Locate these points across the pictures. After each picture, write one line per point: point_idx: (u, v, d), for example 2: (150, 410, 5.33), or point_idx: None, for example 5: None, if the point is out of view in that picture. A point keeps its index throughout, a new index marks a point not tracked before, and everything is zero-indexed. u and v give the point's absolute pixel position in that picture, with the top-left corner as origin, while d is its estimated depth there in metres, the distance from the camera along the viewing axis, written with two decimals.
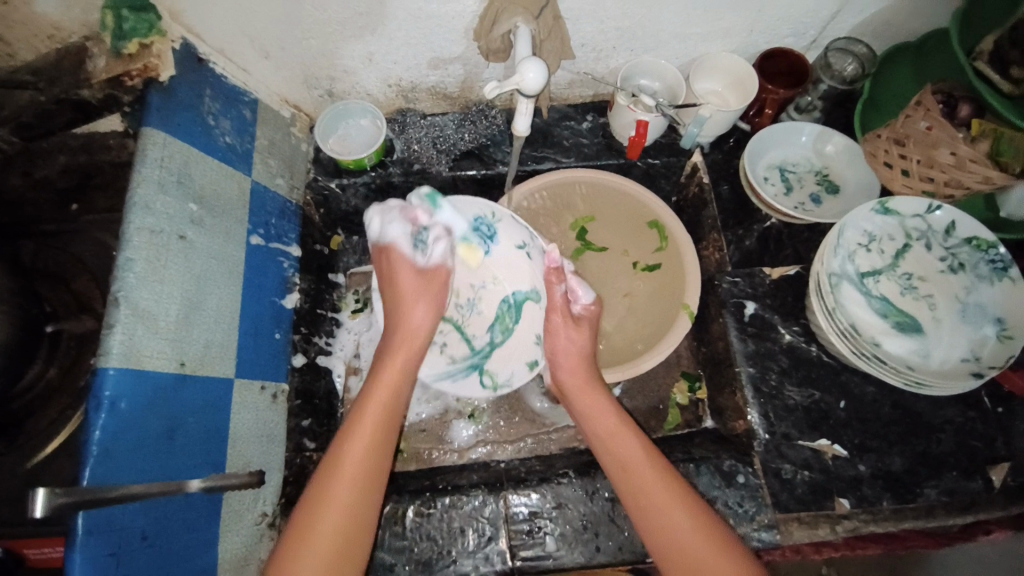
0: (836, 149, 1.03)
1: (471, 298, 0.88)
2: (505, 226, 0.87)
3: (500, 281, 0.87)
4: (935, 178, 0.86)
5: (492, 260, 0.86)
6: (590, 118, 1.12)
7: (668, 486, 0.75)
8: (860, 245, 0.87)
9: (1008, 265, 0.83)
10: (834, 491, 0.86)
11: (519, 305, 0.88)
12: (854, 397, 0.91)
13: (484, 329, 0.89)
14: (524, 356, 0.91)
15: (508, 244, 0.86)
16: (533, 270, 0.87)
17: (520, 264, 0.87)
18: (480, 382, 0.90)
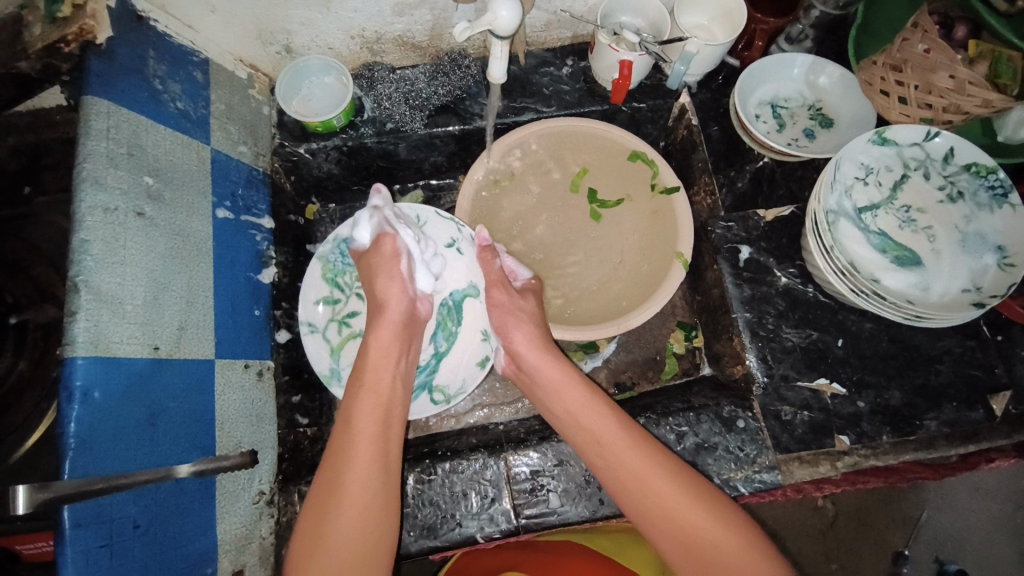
0: (830, 80, 0.99)
1: None
2: (431, 229, 0.96)
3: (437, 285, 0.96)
4: (933, 104, 0.83)
5: None
6: (570, 62, 1.06)
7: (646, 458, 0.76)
8: (857, 179, 0.83)
9: (1007, 191, 0.80)
10: (834, 429, 0.86)
11: (458, 305, 0.97)
12: (851, 334, 0.90)
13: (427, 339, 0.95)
14: (473, 355, 0.96)
15: (439, 245, 0.95)
16: (467, 264, 0.96)
17: (454, 261, 0.96)
18: (431, 399, 0.93)
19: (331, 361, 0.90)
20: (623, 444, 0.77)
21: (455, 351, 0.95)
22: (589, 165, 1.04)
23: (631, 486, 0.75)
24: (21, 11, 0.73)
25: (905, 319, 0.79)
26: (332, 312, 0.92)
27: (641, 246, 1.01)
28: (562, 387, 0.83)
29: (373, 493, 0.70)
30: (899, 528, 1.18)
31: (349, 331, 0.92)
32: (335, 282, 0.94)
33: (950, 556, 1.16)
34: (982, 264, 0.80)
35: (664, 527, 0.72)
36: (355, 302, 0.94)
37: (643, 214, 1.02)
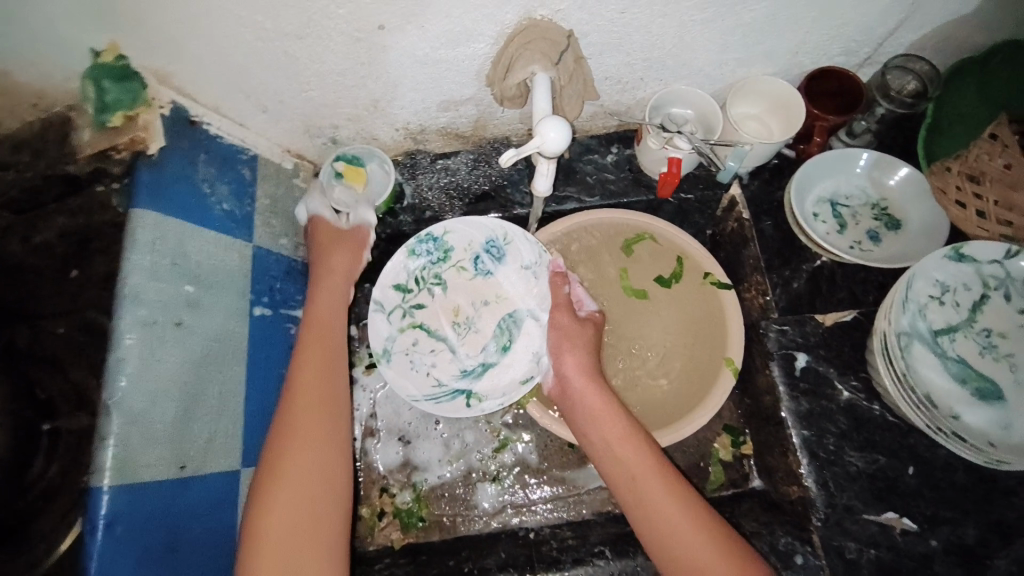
0: (899, 181, 0.92)
1: (470, 317, 0.95)
2: (514, 248, 0.96)
3: (502, 298, 0.95)
4: (1015, 221, 0.76)
5: (499, 279, 0.96)
6: (615, 150, 1.03)
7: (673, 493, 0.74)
8: (932, 298, 0.76)
9: None
10: (905, 572, 0.77)
11: (518, 322, 0.94)
12: (923, 461, 0.81)
13: (481, 346, 0.93)
14: (519, 372, 0.92)
15: (515, 265, 0.96)
16: (543, 285, 0.94)
17: (526, 281, 0.95)
18: (466, 403, 0.90)
19: (386, 343, 0.92)
20: (660, 484, 0.75)
21: (506, 362, 0.92)
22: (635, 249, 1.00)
23: (658, 525, 0.72)
24: (71, 112, 0.76)
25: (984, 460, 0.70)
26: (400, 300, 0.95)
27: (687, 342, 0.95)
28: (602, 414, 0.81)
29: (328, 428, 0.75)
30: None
31: (411, 319, 0.95)
32: (417, 273, 0.96)
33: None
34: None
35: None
36: (423, 296, 0.96)
37: (685, 313, 0.96)
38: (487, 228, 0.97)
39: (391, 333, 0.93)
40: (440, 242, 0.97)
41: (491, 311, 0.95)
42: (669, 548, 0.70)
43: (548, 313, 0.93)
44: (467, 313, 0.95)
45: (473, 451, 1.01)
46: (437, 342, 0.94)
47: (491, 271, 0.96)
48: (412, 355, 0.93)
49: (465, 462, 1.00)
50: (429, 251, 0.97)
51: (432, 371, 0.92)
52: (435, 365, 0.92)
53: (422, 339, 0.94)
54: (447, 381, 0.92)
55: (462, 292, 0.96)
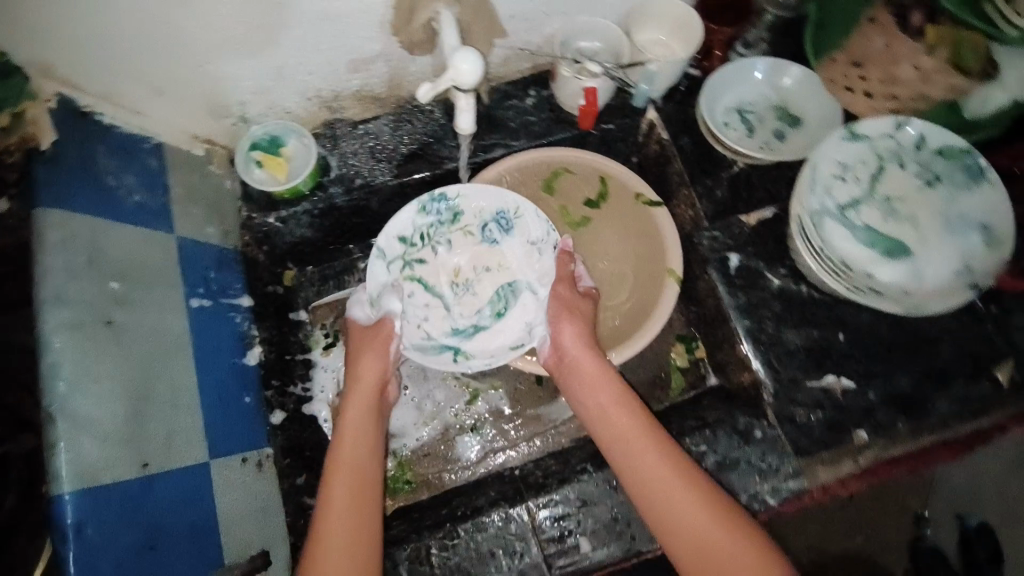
0: (793, 81, 0.99)
1: (469, 281, 0.96)
2: (524, 222, 0.96)
3: (505, 267, 0.96)
4: (897, 95, 0.85)
5: (505, 250, 0.96)
6: (532, 92, 1.04)
7: (677, 470, 0.74)
8: (835, 177, 0.84)
9: (983, 169, 0.82)
10: (850, 424, 0.86)
11: (514, 292, 0.95)
12: (851, 326, 0.90)
13: (475, 309, 0.95)
14: (509, 338, 0.93)
15: (524, 239, 0.96)
16: (548, 262, 0.95)
17: (529, 256, 0.96)
18: (452, 358, 0.93)
19: (377, 290, 0.93)
20: (648, 447, 0.76)
21: (497, 327, 0.94)
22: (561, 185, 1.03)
23: (648, 492, 0.73)
24: None
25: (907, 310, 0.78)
26: (400, 251, 0.95)
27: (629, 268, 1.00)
28: (591, 388, 0.84)
29: (362, 463, 0.76)
30: (918, 493, 1.19)
31: (408, 274, 0.95)
32: (422, 229, 0.96)
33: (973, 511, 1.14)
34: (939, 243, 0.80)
35: (683, 548, 0.69)
36: (426, 253, 0.96)
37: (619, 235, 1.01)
38: (501, 199, 0.96)
39: (388, 281, 0.94)
40: (450, 204, 0.96)
41: (492, 278, 0.96)
42: (663, 517, 0.71)
43: (547, 287, 0.94)
44: (467, 274, 0.96)
45: (445, 407, 1.02)
46: (432, 298, 0.95)
47: (497, 241, 0.97)
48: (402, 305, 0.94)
49: (440, 420, 1.01)
50: (437, 211, 0.96)
51: (422, 325, 0.94)
52: (428, 319, 0.94)
53: (416, 294, 0.95)
54: (436, 337, 0.93)
55: (465, 252, 0.97)
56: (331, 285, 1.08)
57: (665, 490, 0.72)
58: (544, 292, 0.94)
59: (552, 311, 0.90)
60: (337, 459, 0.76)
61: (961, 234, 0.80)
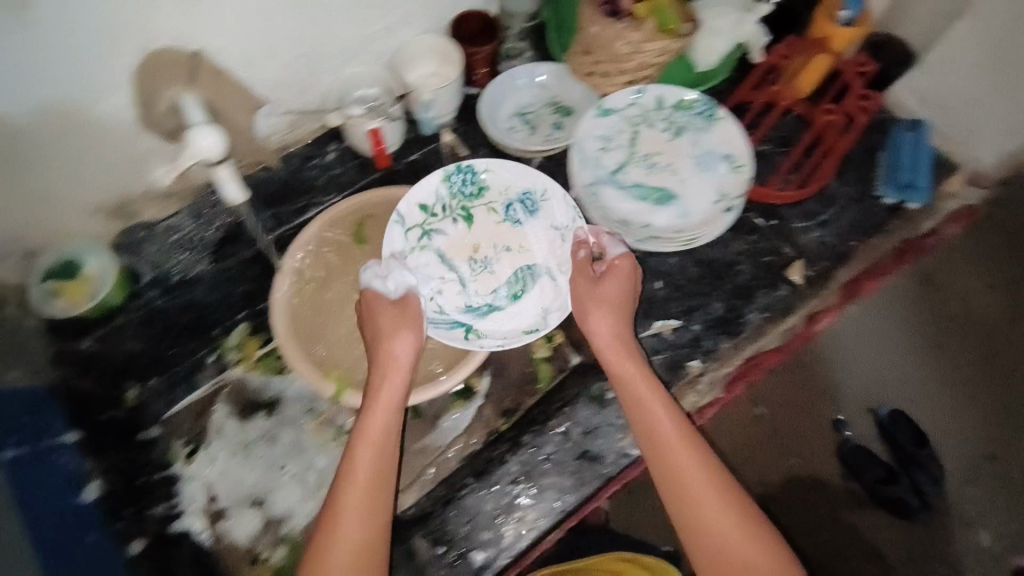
0: (553, 77, 1.09)
1: (486, 257, 0.94)
2: (552, 203, 0.94)
3: (525, 248, 0.94)
4: (626, 71, 0.95)
5: (529, 231, 0.95)
6: (333, 147, 1.07)
7: (711, 473, 0.73)
8: (599, 151, 0.95)
9: (714, 110, 0.95)
10: (684, 359, 0.94)
11: (533, 273, 0.93)
12: (665, 274, 0.99)
13: (490, 287, 0.93)
14: (524, 322, 0.91)
15: (546, 223, 0.94)
16: (566, 251, 0.92)
17: (552, 234, 0.94)
18: (465, 335, 0.90)
19: (404, 248, 0.93)
20: (684, 454, 0.74)
21: (512, 310, 0.92)
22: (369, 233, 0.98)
23: (681, 491, 0.72)
24: None
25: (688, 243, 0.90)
26: (421, 220, 0.94)
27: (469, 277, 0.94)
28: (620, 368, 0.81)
29: (376, 524, 0.72)
30: (829, 401, 1.26)
31: (426, 244, 0.94)
32: (444, 198, 0.96)
33: (880, 403, 1.25)
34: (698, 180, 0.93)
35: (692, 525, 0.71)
36: (445, 223, 0.95)
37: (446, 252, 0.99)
38: (528, 179, 0.96)
39: (402, 250, 0.93)
40: (477, 178, 0.97)
41: (510, 257, 0.94)
42: (695, 522, 0.71)
43: (564, 274, 0.92)
44: (488, 250, 0.94)
45: (328, 470, 1.01)
46: (448, 271, 0.93)
47: (518, 221, 0.95)
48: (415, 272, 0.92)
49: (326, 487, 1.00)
50: (462, 181, 0.96)
51: (434, 297, 0.92)
52: (441, 293, 0.92)
53: (432, 264, 0.93)
54: (451, 312, 0.92)
55: (485, 226, 0.95)
56: (181, 389, 1.02)
57: (691, 478, 0.73)
58: (563, 280, 0.92)
59: (580, 295, 0.86)
60: (331, 560, 0.69)
61: (712, 168, 0.93)
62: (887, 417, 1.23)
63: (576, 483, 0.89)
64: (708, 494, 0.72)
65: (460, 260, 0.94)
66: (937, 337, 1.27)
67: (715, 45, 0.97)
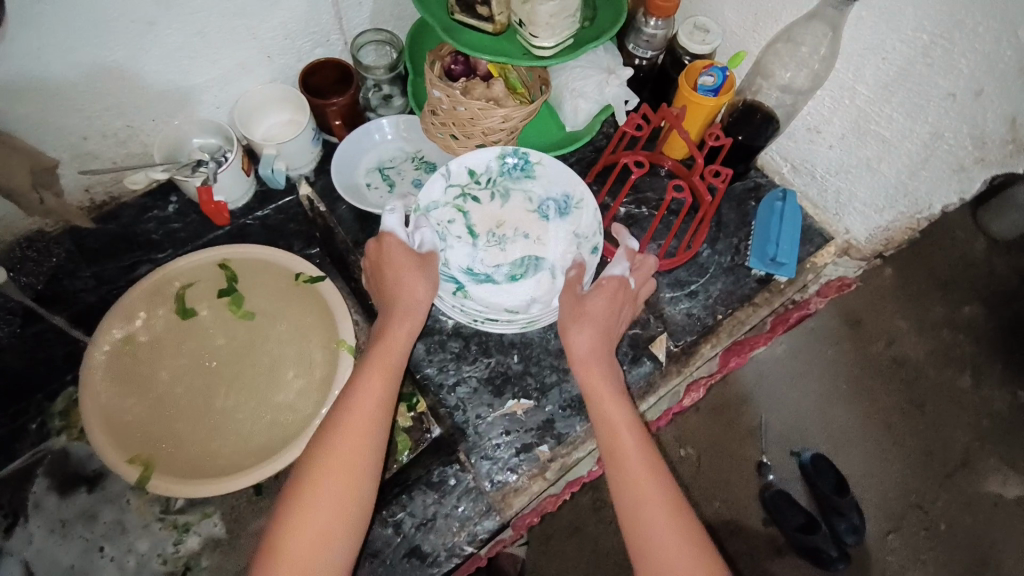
0: (416, 131, 1.04)
1: (506, 234, 0.88)
2: (580, 214, 0.88)
3: (544, 243, 0.87)
4: (475, 134, 0.89)
5: (554, 226, 0.88)
6: (174, 198, 1.00)
7: (673, 503, 0.66)
8: (446, 222, 0.88)
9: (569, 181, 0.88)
10: (534, 443, 0.88)
11: (540, 266, 0.86)
12: (522, 345, 0.95)
13: (496, 262, 0.86)
14: (513, 303, 0.85)
15: (570, 229, 0.88)
16: (580, 257, 0.86)
17: (567, 231, 0.88)
18: (454, 294, 0.84)
19: (429, 201, 0.87)
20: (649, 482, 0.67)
21: (509, 291, 0.85)
22: (194, 304, 0.95)
23: (639, 520, 0.65)
24: None
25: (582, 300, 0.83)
26: (464, 182, 0.89)
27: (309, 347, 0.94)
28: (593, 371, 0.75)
29: (338, 537, 0.64)
30: (752, 443, 1.32)
31: (460, 206, 0.89)
32: (490, 172, 0.90)
33: (805, 446, 1.32)
34: (583, 241, 0.87)
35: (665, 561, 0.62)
36: (484, 194, 0.89)
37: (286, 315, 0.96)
38: (567, 181, 0.88)
39: (437, 199, 0.88)
40: (529, 166, 0.89)
41: (527, 246, 0.87)
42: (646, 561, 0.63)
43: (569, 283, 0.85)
44: (513, 227, 0.88)
45: (152, 551, 0.92)
46: (466, 232, 0.88)
47: (551, 215, 0.88)
48: (438, 224, 0.87)
49: (146, 573, 0.90)
50: (510, 163, 0.89)
51: (445, 248, 0.87)
52: (450, 248, 0.87)
53: (456, 221, 0.88)
54: (451, 265, 0.86)
55: (518, 207, 0.89)
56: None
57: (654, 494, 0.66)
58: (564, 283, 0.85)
59: (563, 311, 0.80)
60: (309, 504, 0.65)
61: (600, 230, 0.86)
62: (810, 462, 1.29)
63: None
64: (670, 531, 0.64)
65: (502, 228, 0.88)
66: (860, 384, 1.36)
67: (582, 106, 0.97)
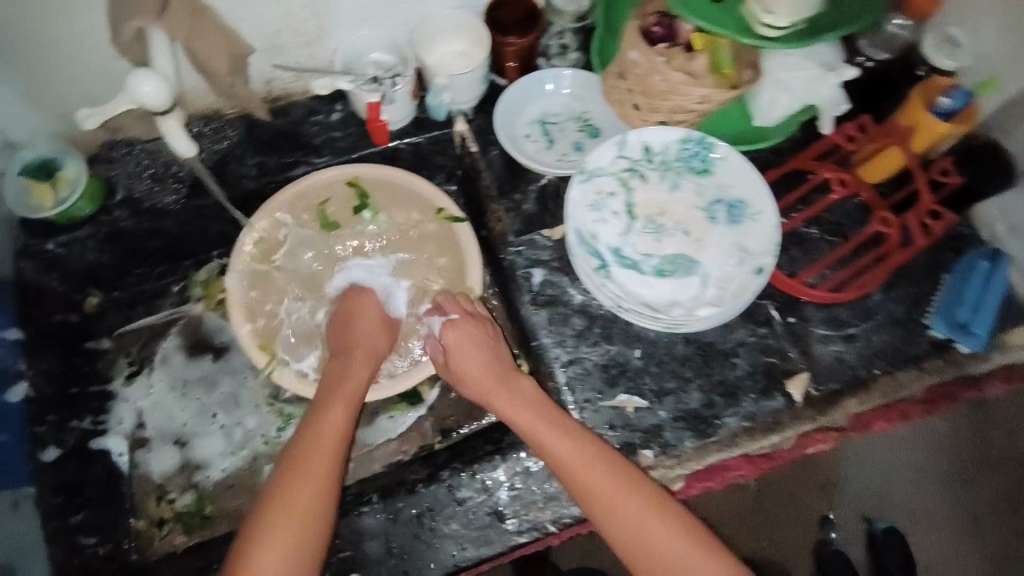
0: (589, 89, 0.97)
1: (664, 225, 0.80)
2: (755, 226, 0.77)
3: (702, 246, 0.78)
4: (661, 109, 0.80)
5: (719, 231, 0.78)
6: (339, 107, 1.00)
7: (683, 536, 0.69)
8: (611, 194, 0.81)
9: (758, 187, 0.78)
10: (637, 445, 0.85)
11: (690, 268, 0.77)
12: (647, 342, 0.90)
13: (644, 251, 0.79)
14: (651, 299, 0.77)
15: (737, 239, 0.77)
16: (738, 273, 0.76)
17: (731, 241, 0.78)
18: (592, 271, 0.78)
19: (594, 167, 0.81)
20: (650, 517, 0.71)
21: (648, 286, 0.77)
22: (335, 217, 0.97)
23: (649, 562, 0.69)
24: None
25: (729, 316, 0.74)
26: (636, 158, 0.82)
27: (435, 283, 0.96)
28: (512, 398, 0.80)
29: (319, 514, 0.70)
30: None
31: (625, 181, 0.82)
32: (665, 154, 0.81)
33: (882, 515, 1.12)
34: (747, 258, 0.76)
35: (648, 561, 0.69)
36: (653, 176, 0.81)
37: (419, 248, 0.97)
38: (752, 185, 0.78)
39: (602, 167, 0.82)
40: (713, 157, 0.80)
41: (684, 243, 0.79)
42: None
43: (718, 295, 0.76)
44: (675, 220, 0.80)
45: (254, 431, 0.97)
46: (621, 210, 0.81)
47: (720, 219, 0.79)
48: (596, 194, 0.81)
49: (250, 449, 0.96)
50: (692, 150, 0.81)
51: (599, 221, 0.80)
52: (602, 222, 0.80)
53: (616, 195, 0.81)
54: (599, 242, 0.79)
55: (688, 199, 0.80)
56: (139, 310, 1.00)
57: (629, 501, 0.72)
58: (712, 295, 0.76)
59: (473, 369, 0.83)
60: (302, 484, 0.71)
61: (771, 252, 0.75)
62: None
63: (479, 538, 0.82)
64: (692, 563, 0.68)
65: (660, 216, 0.80)
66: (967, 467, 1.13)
67: (782, 100, 0.84)
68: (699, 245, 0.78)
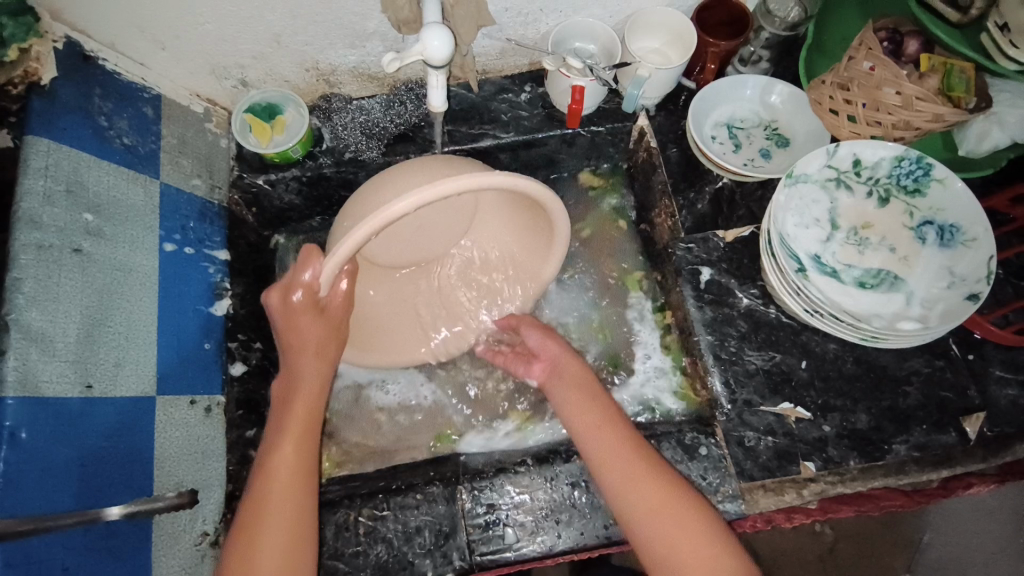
0: (782, 99, 0.98)
1: (864, 237, 0.82)
2: (966, 255, 0.78)
3: (908, 264, 0.79)
4: (882, 121, 0.80)
5: (926, 253, 0.79)
6: (528, 88, 1.05)
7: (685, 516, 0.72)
8: (817, 203, 0.82)
9: (970, 224, 0.78)
10: (799, 455, 0.84)
11: (886, 282, 0.79)
12: (815, 355, 0.88)
13: (844, 259, 0.80)
14: (849, 304, 0.78)
15: (948, 264, 0.78)
16: (940, 295, 0.77)
17: (936, 264, 0.79)
18: (794, 269, 0.78)
19: (803, 171, 0.82)
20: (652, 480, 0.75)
21: (845, 291, 0.79)
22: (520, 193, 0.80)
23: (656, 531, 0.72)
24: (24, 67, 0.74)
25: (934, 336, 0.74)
26: (844, 169, 0.83)
27: (584, 292, 1.08)
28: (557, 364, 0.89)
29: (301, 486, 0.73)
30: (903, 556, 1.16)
31: (832, 190, 0.83)
32: (876, 171, 0.82)
33: None
34: (958, 283, 0.77)
35: (633, 508, 0.74)
36: (856, 191, 0.83)
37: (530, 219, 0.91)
38: (970, 211, 0.78)
39: (815, 170, 0.83)
40: (929, 178, 0.81)
41: (885, 257, 0.80)
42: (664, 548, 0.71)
43: (920, 317, 0.77)
44: (879, 234, 0.82)
45: (402, 383, 1.01)
46: (822, 216, 0.82)
47: (928, 243, 0.80)
48: (801, 202, 0.82)
49: (400, 397, 1.00)
50: (907, 171, 0.81)
51: (806, 225, 0.81)
52: (803, 225, 0.81)
53: (821, 202, 0.82)
54: (800, 247, 0.80)
55: (894, 216, 0.82)
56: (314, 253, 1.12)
57: (624, 467, 0.76)
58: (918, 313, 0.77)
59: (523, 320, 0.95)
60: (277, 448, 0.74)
61: (988, 278, 0.75)
62: None
63: None
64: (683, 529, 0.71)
65: (863, 228, 0.82)
66: None
67: (993, 134, 0.81)
68: (905, 263, 0.79)
